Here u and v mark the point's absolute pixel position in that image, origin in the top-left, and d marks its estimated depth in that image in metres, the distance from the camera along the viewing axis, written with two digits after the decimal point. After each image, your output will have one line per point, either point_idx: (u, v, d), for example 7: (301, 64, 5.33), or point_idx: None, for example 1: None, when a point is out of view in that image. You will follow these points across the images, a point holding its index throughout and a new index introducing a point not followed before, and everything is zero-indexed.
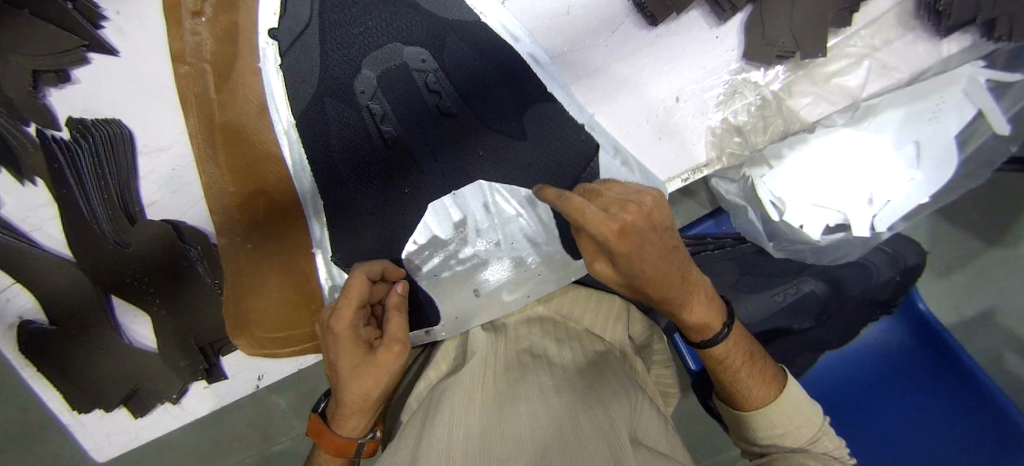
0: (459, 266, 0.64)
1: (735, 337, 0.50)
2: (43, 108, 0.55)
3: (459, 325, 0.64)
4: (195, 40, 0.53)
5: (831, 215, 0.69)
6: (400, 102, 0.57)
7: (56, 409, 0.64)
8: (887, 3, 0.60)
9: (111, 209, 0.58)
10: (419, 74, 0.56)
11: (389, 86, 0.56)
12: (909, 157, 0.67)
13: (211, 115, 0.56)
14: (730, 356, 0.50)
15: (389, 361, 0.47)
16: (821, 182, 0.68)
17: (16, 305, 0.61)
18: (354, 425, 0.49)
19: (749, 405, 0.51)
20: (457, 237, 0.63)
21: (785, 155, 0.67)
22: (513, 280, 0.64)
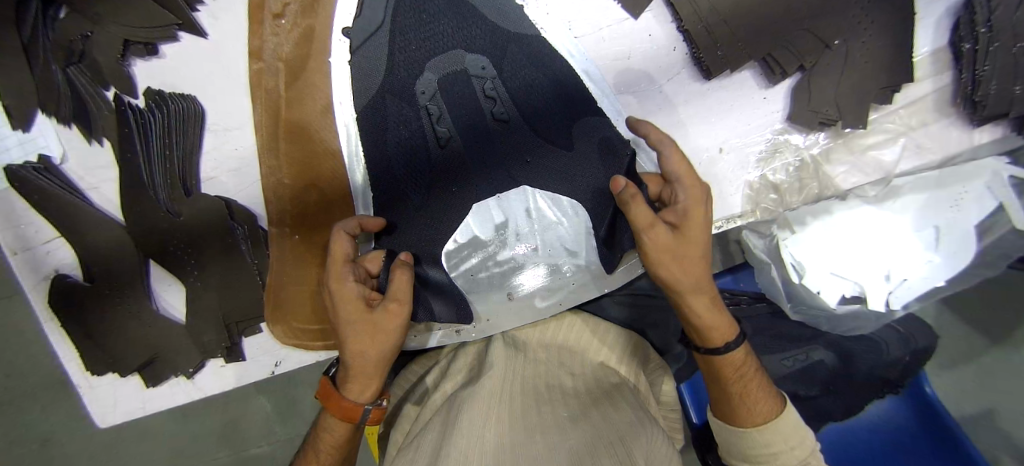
0: (496, 268, 0.65)
1: (745, 353, 0.52)
2: (126, 76, 0.58)
3: (489, 327, 0.65)
4: (275, 40, 0.58)
5: (848, 286, 0.69)
6: (457, 106, 0.59)
7: (70, 366, 0.65)
8: (926, 87, 0.64)
9: (169, 178, 0.60)
10: (478, 80, 0.59)
11: (448, 89, 0.59)
12: (927, 241, 0.68)
13: (278, 109, 0.59)
14: (740, 366, 0.51)
15: (390, 318, 0.50)
16: (841, 254, 0.68)
17: (56, 258, 0.63)
18: (362, 391, 0.51)
19: (744, 422, 0.51)
20: (497, 239, 0.63)
21: (808, 222, 0.69)
22: (548, 286, 0.65)
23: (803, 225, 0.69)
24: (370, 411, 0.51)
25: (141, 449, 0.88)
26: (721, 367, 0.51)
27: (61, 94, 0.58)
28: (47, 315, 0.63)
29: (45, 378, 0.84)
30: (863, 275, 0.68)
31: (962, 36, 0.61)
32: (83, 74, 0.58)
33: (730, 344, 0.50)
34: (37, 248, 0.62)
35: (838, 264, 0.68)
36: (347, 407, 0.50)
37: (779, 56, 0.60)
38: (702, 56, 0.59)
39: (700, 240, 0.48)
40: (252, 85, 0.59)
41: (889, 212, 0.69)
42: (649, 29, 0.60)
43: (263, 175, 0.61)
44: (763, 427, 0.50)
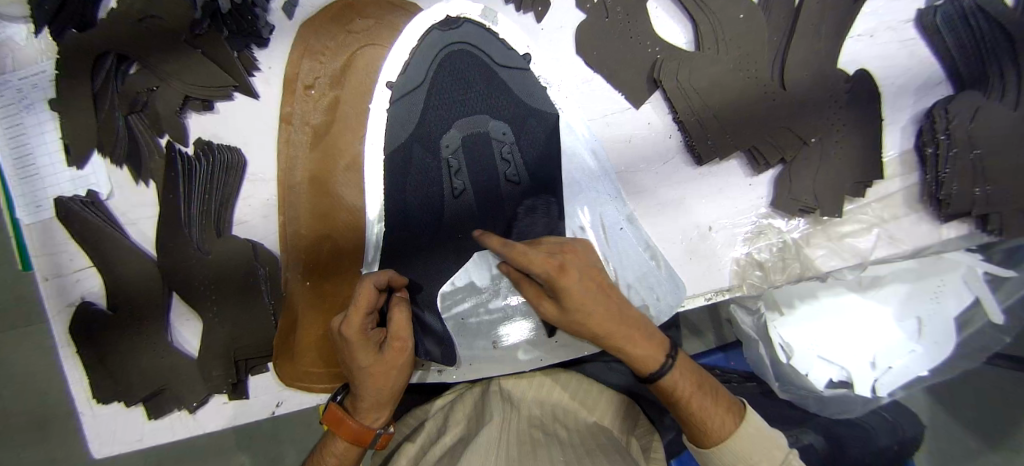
0: (487, 314, 0.69)
1: (681, 366, 0.51)
2: (181, 126, 0.65)
3: (472, 373, 0.68)
4: (304, 109, 0.65)
5: (835, 371, 0.73)
6: (474, 166, 0.67)
7: (77, 395, 0.66)
8: (897, 185, 0.71)
9: (205, 219, 0.65)
10: (497, 143, 0.67)
11: (469, 146, 0.66)
12: (910, 331, 0.73)
13: (302, 166, 0.66)
14: (680, 385, 0.50)
15: (399, 356, 0.51)
16: (826, 338, 0.73)
17: (82, 287, 0.66)
18: (376, 417, 0.52)
19: (710, 440, 0.49)
20: (491, 288, 0.69)
21: (796, 305, 0.74)
22: (532, 341, 0.69)
23: (791, 308, 0.74)
24: (381, 434, 0.53)
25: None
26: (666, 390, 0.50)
27: (119, 137, 0.65)
28: (65, 340, 0.66)
29: (43, 402, 0.85)
30: (849, 361, 0.73)
31: (925, 141, 0.68)
32: (145, 123, 0.66)
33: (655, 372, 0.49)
34: (68, 276, 0.66)
35: (826, 347, 0.73)
36: (354, 436, 0.51)
37: (762, 148, 0.67)
38: (694, 143, 0.66)
39: (585, 297, 0.49)
40: (280, 144, 0.65)
41: (874, 300, 0.74)
42: (649, 117, 0.68)
43: (282, 225, 0.66)
44: (721, 445, 0.48)
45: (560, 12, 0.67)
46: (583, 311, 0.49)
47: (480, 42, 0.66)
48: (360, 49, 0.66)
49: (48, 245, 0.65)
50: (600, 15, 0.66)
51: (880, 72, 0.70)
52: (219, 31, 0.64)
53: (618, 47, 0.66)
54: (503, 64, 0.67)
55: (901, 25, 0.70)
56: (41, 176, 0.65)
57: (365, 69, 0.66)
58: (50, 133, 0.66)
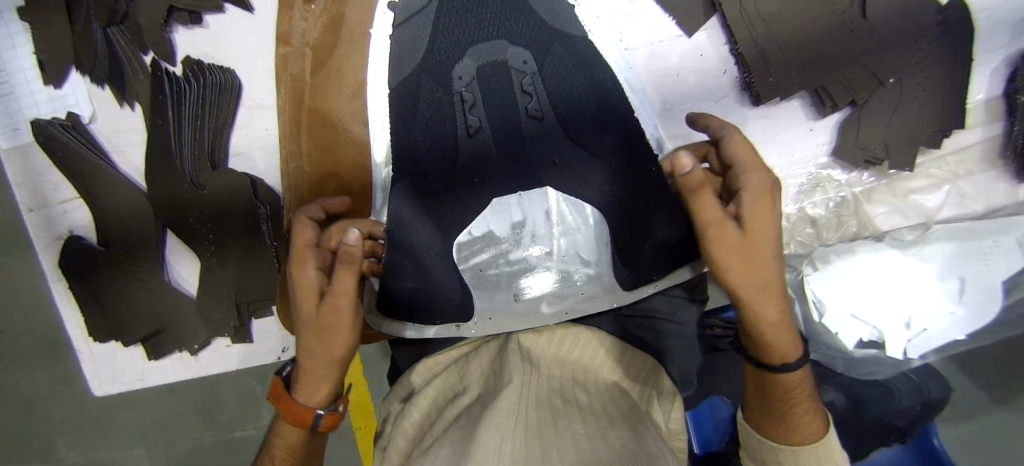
0: (507, 266, 0.64)
1: (807, 369, 0.47)
2: (167, 42, 0.57)
3: (491, 327, 0.63)
4: (303, 27, 0.57)
5: (866, 330, 0.64)
6: (492, 97, 0.59)
7: (72, 330, 0.64)
8: (976, 135, 0.62)
9: (197, 149, 0.58)
10: (517, 73, 0.58)
11: (486, 78, 0.58)
12: (952, 292, 0.63)
13: (303, 95, 0.58)
14: (795, 379, 0.46)
15: (336, 315, 0.45)
16: (863, 296, 0.63)
17: (70, 219, 0.62)
18: (312, 393, 0.47)
19: (790, 438, 0.47)
20: (512, 237, 0.63)
21: (832, 260, 0.64)
22: (557, 293, 0.63)
23: (827, 260, 0.64)
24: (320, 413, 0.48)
25: (135, 416, 0.87)
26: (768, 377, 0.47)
27: (98, 53, 0.57)
28: (59, 275, 0.62)
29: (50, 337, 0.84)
30: (882, 320, 0.63)
31: (1019, 87, 0.59)
32: (124, 36, 0.57)
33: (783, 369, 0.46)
34: (55, 208, 0.61)
35: (860, 305, 0.63)
36: (295, 408, 0.47)
37: (831, 89, 0.58)
38: (754, 82, 0.57)
39: (767, 236, 0.41)
40: (279, 68, 0.58)
41: (916, 258, 0.63)
42: (702, 48, 0.59)
43: (283, 160, 0.60)
44: (802, 445, 0.47)
45: None
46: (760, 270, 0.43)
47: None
48: None
49: (31, 173, 0.61)
50: None
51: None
52: None
53: None
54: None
55: None
56: (16, 95, 0.59)
57: None
58: (23, 47, 0.58)
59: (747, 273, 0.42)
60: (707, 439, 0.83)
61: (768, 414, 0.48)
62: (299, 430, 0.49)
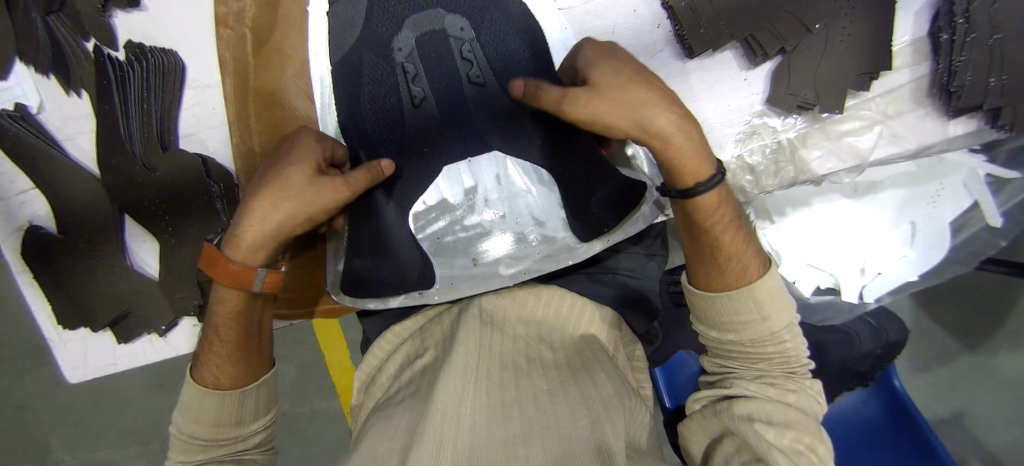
0: (463, 232, 0.68)
1: (722, 199, 0.45)
2: (106, 27, 0.58)
3: (453, 292, 0.65)
4: (239, 6, 0.57)
5: (823, 277, 0.75)
6: (434, 66, 0.60)
7: (41, 319, 0.64)
8: (904, 77, 0.65)
9: (147, 132, 0.59)
10: (456, 42, 0.59)
11: (426, 48, 0.59)
12: (903, 236, 0.73)
13: (246, 73, 0.59)
14: (714, 212, 0.44)
15: (329, 195, 0.44)
16: (817, 246, 0.73)
17: (29, 210, 0.62)
18: (255, 253, 0.44)
19: (730, 283, 0.44)
20: (466, 203, 0.67)
21: (787, 213, 0.73)
22: (514, 254, 0.66)
23: (783, 216, 0.73)
24: (264, 276, 0.45)
25: (122, 408, 0.89)
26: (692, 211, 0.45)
27: (42, 43, 0.58)
28: (19, 266, 0.63)
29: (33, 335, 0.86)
30: (838, 268, 0.74)
31: (941, 26, 0.61)
32: (65, 24, 0.58)
33: (704, 182, 0.43)
34: (12, 200, 0.62)
35: (815, 255, 0.73)
36: (233, 264, 0.44)
37: (760, 36, 0.60)
38: (685, 34, 0.59)
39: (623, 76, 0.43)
40: (219, 46, 0.58)
41: (868, 206, 0.72)
42: (635, 4, 0.61)
43: (234, 142, 0.60)
44: (742, 287, 0.43)
45: None
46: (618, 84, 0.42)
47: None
48: None
49: None
50: None
51: None
52: None
53: None
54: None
55: None
56: None
57: None
58: None
59: (607, 96, 0.42)
60: (680, 394, 0.81)
61: (706, 267, 0.45)
62: (239, 292, 0.46)
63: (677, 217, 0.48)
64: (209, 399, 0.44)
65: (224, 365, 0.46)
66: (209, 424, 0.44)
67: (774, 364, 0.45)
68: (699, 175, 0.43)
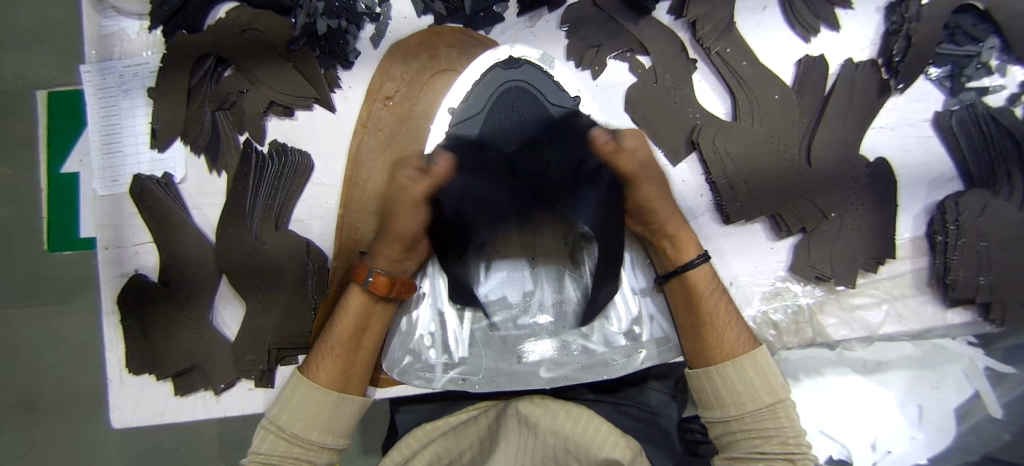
0: (515, 328, 0.71)
1: (708, 275, 0.61)
2: (261, 127, 0.72)
3: (492, 384, 0.68)
4: (377, 118, 0.71)
5: (836, 447, 0.78)
6: (521, 182, 0.58)
7: (110, 362, 0.70)
8: (907, 265, 0.75)
9: (268, 212, 0.71)
10: (547, 161, 0.58)
11: (517, 164, 0.59)
12: (912, 419, 0.78)
13: (369, 165, 0.71)
14: (705, 282, 0.60)
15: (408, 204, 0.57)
16: (832, 416, 0.78)
17: (140, 260, 0.72)
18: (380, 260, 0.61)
19: (722, 355, 0.56)
20: (522, 304, 0.72)
21: (801, 379, 0.80)
22: (556, 359, 0.69)
23: (797, 380, 0.80)
24: (375, 277, 0.60)
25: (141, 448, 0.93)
26: (690, 282, 0.61)
27: (204, 129, 0.71)
28: (112, 305, 0.71)
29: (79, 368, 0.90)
30: (850, 439, 0.78)
31: (936, 229, 0.73)
32: (227, 119, 0.72)
33: (692, 260, 0.61)
34: (130, 248, 0.72)
35: (827, 424, 0.78)
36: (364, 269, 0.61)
37: (786, 216, 0.72)
38: (724, 205, 0.72)
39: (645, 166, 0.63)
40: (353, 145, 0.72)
41: (878, 383, 0.79)
42: (684, 176, 0.74)
43: (341, 217, 0.70)
44: (731, 360, 0.55)
45: (610, 71, 0.72)
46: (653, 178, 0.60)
47: (519, 75, 0.68)
48: (439, 72, 0.72)
49: (117, 216, 0.72)
50: (649, 81, 0.71)
51: (898, 162, 0.75)
52: (312, 49, 0.72)
53: (664, 112, 0.71)
54: (552, 104, 0.65)
55: (920, 123, 0.75)
56: (125, 154, 0.73)
57: (430, 92, 0.72)
58: (140, 117, 0.73)
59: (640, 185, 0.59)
60: None
61: (702, 337, 0.58)
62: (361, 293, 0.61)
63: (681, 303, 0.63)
64: (313, 393, 0.56)
65: (329, 364, 0.59)
66: (301, 422, 0.54)
67: (771, 444, 0.51)
68: (691, 253, 0.61)
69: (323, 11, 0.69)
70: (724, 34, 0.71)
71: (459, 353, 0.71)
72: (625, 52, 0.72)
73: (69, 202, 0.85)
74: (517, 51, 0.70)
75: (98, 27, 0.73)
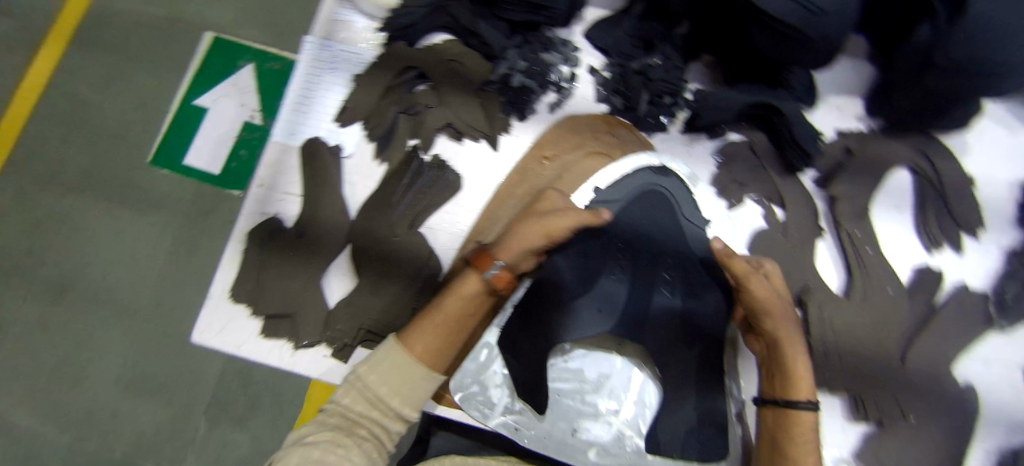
0: (580, 403, 0.73)
1: (807, 421, 0.59)
2: (432, 140, 0.81)
3: (542, 445, 0.69)
4: (532, 171, 0.80)
5: None
6: (636, 287, 0.70)
7: (218, 283, 0.79)
8: None
9: (408, 213, 0.79)
10: (663, 278, 0.70)
11: (638, 271, 0.71)
12: None
13: (507, 205, 0.78)
14: (806, 430, 0.59)
15: (567, 221, 0.64)
16: None
17: (283, 207, 0.81)
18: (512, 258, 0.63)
19: None
20: (594, 383, 0.74)
21: None
22: (608, 447, 0.71)
23: None
24: (499, 268, 0.61)
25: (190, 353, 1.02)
26: (790, 419, 0.59)
27: (385, 124, 0.81)
28: (243, 235, 0.80)
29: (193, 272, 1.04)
30: None
31: None
32: (407, 123, 0.82)
33: (801, 401, 0.59)
34: (279, 195, 0.81)
35: None
36: (487, 258, 0.62)
37: (868, 402, 0.73)
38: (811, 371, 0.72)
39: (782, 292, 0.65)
40: (502, 185, 0.80)
41: None
42: None
43: (468, 240, 0.78)
44: None
45: (745, 209, 0.78)
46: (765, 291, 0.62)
47: (664, 182, 0.74)
48: (598, 152, 0.79)
49: (280, 164, 0.81)
50: (778, 231, 0.76)
51: (987, 398, 0.75)
52: (500, 95, 0.82)
53: (785, 264, 0.75)
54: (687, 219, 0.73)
55: (1014, 367, 0.77)
56: (310, 117, 0.82)
57: (582, 166, 0.78)
58: (337, 94, 0.83)
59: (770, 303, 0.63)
60: None
61: None
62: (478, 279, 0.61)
63: (768, 436, 0.61)
64: (409, 363, 0.56)
65: (428, 339, 0.59)
66: (387, 388, 0.54)
67: None
68: (805, 393, 0.60)
69: (522, 69, 0.79)
70: (860, 219, 0.77)
71: (523, 402, 0.71)
72: (764, 199, 0.77)
73: (220, 133, 1.05)
74: (665, 161, 0.76)
75: (336, 12, 0.86)
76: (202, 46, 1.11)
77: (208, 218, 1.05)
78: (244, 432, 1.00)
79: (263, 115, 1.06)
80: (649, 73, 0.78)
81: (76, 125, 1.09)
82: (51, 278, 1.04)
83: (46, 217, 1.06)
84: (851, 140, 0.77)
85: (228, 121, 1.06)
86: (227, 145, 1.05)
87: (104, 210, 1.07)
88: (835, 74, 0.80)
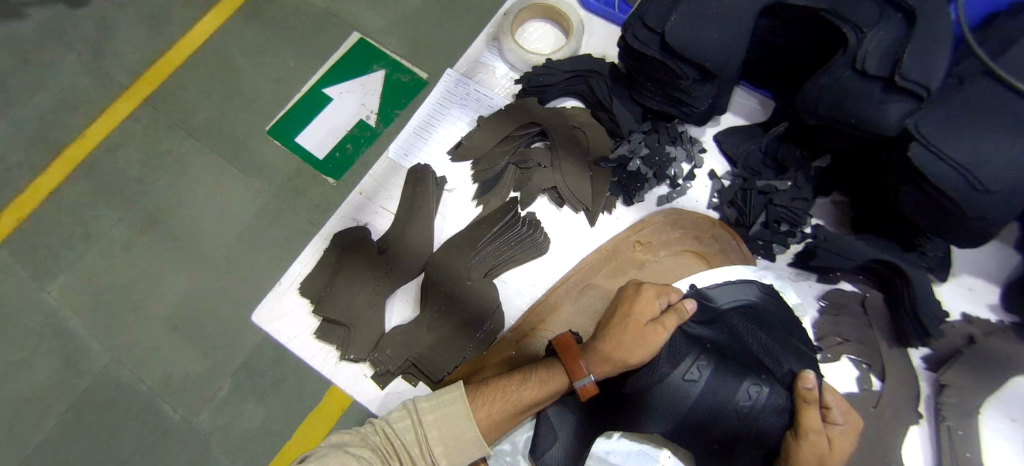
0: None
1: None
2: (533, 197, 0.81)
3: None
4: (625, 253, 0.79)
5: None
6: (718, 383, 0.58)
7: (292, 273, 0.81)
8: None
9: (487, 260, 0.78)
10: (754, 381, 0.57)
11: (724, 361, 0.59)
12: None
13: (591, 279, 0.77)
14: None
15: (656, 337, 0.55)
16: None
17: (373, 219, 0.83)
18: (599, 369, 0.57)
19: None
20: None
21: None
22: None
23: None
24: (590, 380, 0.56)
25: (243, 320, 0.96)
26: None
27: (494, 170, 0.82)
28: (331, 233, 0.82)
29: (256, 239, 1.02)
30: None
31: None
32: (514, 175, 0.83)
33: None
34: (373, 207, 0.83)
35: None
36: (580, 362, 0.57)
37: None
38: None
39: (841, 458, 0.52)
40: (588, 258, 0.78)
41: None
42: None
43: (543, 301, 0.77)
44: None
45: (838, 365, 0.73)
46: (814, 455, 0.51)
47: (764, 301, 0.69)
48: (694, 253, 0.78)
49: (384, 178, 0.84)
50: (868, 401, 0.70)
51: None
52: (612, 173, 0.81)
53: (868, 439, 0.68)
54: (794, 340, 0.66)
55: None
56: (428, 142, 0.86)
57: (672, 264, 0.78)
58: (459, 129, 0.86)
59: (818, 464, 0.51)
60: None
61: None
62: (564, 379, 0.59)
63: None
64: (474, 433, 0.56)
65: (495, 406, 0.59)
66: (437, 432, 0.56)
67: None
68: None
69: (642, 156, 0.80)
70: (967, 418, 0.68)
71: None
72: (862, 362, 0.72)
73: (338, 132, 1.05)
74: (775, 284, 0.74)
75: (483, 55, 0.91)
76: (347, 44, 1.12)
77: (289, 196, 1.03)
78: (236, 416, 0.92)
79: (377, 118, 1.05)
80: (773, 196, 0.76)
81: (223, 77, 1.12)
82: (147, 205, 1.05)
83: (165, 151, 1.08)
84: (978, 328, 0.71)
85: (344, 115, 1.06)
86: (336, 137, 1.04)
87: (215, 159, 1.07)
88: (975, 253, 0.76)
